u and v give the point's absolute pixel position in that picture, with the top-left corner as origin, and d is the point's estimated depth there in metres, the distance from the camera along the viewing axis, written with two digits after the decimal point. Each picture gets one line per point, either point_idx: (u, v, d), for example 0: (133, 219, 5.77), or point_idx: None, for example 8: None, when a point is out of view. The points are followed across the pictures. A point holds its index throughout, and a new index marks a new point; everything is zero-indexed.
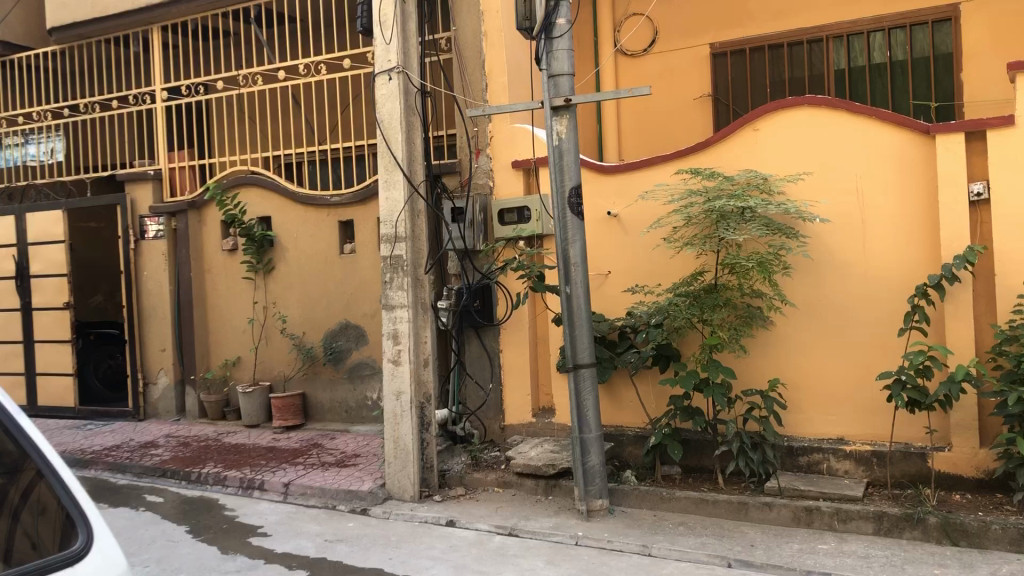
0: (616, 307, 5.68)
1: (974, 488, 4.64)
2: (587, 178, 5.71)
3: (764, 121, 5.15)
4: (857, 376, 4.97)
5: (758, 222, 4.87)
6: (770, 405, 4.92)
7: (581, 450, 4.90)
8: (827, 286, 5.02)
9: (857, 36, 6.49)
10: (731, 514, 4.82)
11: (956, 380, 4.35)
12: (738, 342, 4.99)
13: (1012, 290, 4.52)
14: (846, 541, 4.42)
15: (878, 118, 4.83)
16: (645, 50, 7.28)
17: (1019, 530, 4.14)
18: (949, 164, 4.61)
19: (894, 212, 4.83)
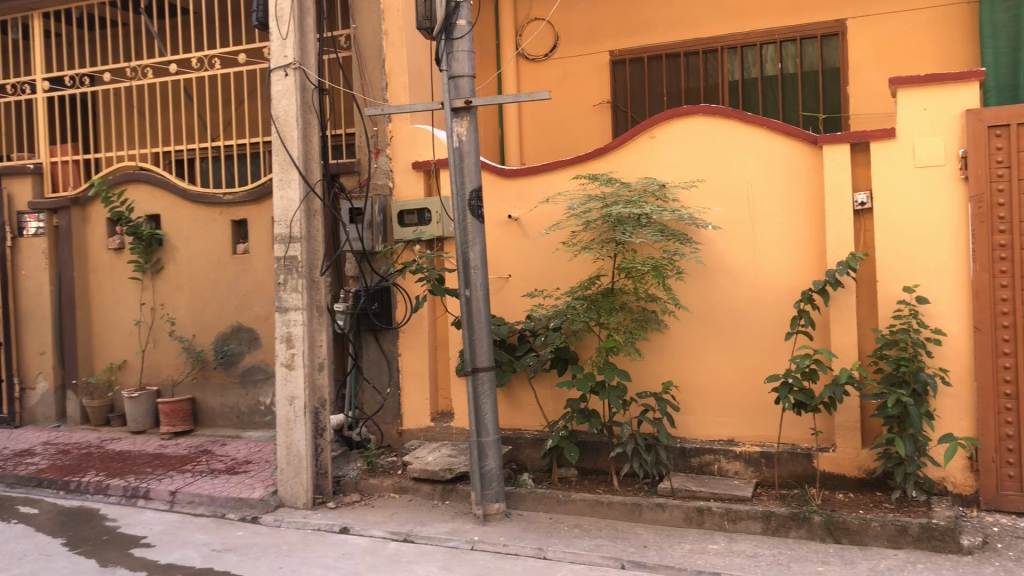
0: (515, 311, 5.66)
1: (855, 487, 4.81)
2: (487, 181, 5.69)
3: (660, 129, 5.23)
4: (747, 379, 5.10)
5: (653, 228, 4.94)
6: (664, 407, 4.98)
7: (478, 454, 4.86)
8: (719, 291, 5.13)
9: (750, 48, 6.67)
10: (626, 515, 4.87)
11: (840, 383, 4.49)
12: (633, 345, 5.04)
13: (891, 296, 4.70)
14: (735, 541, 4.51)
15: (768, 128, 4.97)
16: (547, 55, 7.32)
17: (897, 527, 4.30)
18: (835, 174, 4.77)
19: (783, 220, 4.97)
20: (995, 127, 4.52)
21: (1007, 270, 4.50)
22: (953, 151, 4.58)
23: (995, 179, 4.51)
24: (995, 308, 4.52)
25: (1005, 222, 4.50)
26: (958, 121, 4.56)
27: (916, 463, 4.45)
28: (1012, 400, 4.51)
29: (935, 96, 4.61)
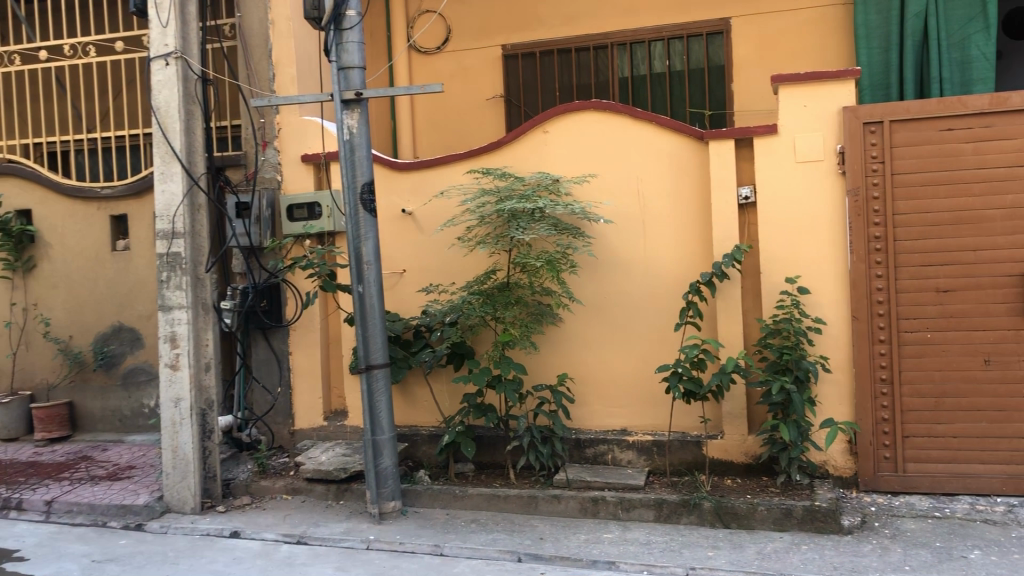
0: (410, 307, 5.60)
1: (743, 472, 4.95)
2: (379, 174, 5.61)
3: (553, 125, 5.26)
4: (639, 370, 5.19)
5: (547, 222, 4.95)
6: (559, 399, 5.01)
7: (373, 453, 4.78)
8: (612, 284, 5.20)
9: (639, 44, 6.78)
10: (521, 508, 4.88)
11: (727, 371, 4.61)
12: (529, 338, 5.04)
13: (775, 287, 4.86)
14: (629, 529, 4.58)
15: (657, 123, 5.06)
16: (439, 48, 7.26)
17: (782, 510, 4.45)
18: (721, 168, 4.89)
19: (673, 214, 5.08)
20: (870, 124, 4.72)
21: (881, 261, 4.72)
22: (832, 147, 4.76)
23: (870, 174, 4.72)
24: (871, 297, 4.73)
25: (880, 215, 4.71)
26: (835, 117, 4.75)
27: (800, 448, 4.62)
28: (887, 384, 4.74)
29: (813, 94, 4.79)
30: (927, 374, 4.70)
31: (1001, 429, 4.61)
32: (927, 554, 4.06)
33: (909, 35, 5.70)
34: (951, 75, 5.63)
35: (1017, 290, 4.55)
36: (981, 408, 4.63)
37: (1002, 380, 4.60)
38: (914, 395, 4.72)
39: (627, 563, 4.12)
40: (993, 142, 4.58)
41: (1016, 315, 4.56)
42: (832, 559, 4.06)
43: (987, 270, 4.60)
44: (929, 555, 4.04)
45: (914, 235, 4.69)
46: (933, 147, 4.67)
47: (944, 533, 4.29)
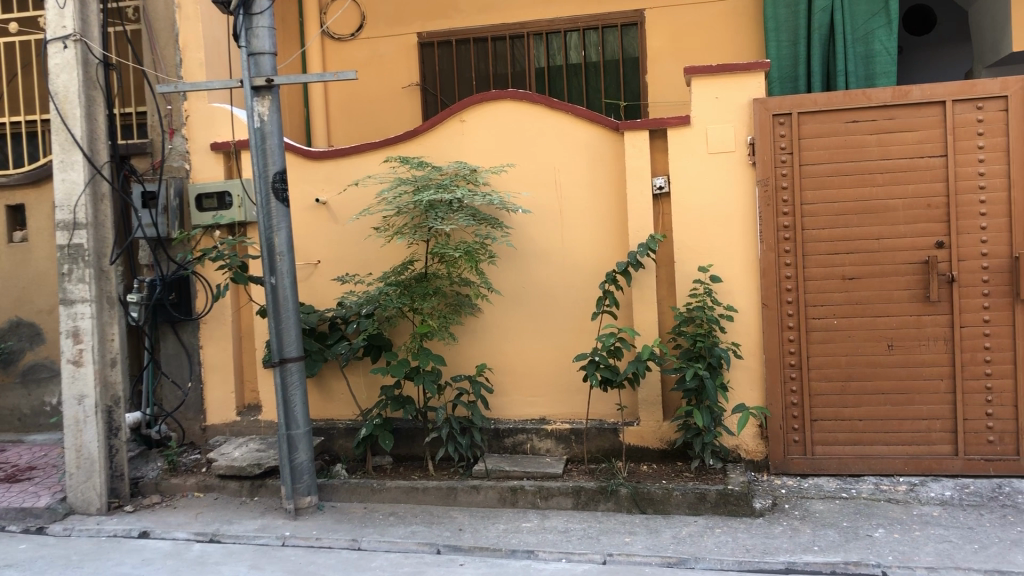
0: (325, 298, 5.51)
1: (658, 458, 5.03)
2: (292, 163, 5.48)
3: (470, 113, 5.22)
4: (557, 359, 5.22)
5: (465, 212, 4.91)
6: (478, 390, 4.99)
7: (288, 447, 4.68)
8: (530, 274, 5.21)
9: (555, 34, 6.80)
10: (440, 500, 4.85)
11: (643, 359, 4.66)
12: (447, 329, 4.98)
13: (689, 276, 4.94)
14: (547, 518, 4.60)
15: (573, 113, 5.08)
16: (352, 35, 7.14)
17: (696, 495, 4.54)
18: (636, 159, 4.93)
19: (590, 204, 5.11)
20: (779, 116, 4.83)
21: (790, 250, 4.84)
22: (742, 138, 4.85)
23: (779, 165, 4.83)
24: (780, 285, 4.86)
25: (788, 205, 4.83)
26: (746, 109, 4.84)
27: (713, 433, 4.71)
28: (796, 369, 4.87)
29: (724, 85, 4.87)
30: (835, 359, 4.84)
31: (903, 411, 4.79)
32: (835, 534, 4.18)
33: (815, 28, 5.84)
34: (855, 68, 5.78)
35: (918, 277, 4.72)
36: (884, 392, 4.80)
37: (904, 363, 4.77)
38: (822, 379, 4.86)
39: (546, 552, 4.13)
40: (895, 133, 4.72)
41: (917, 301, 4.73)
42: (744, 541, 4.15)
43: (890, 258, 4.75)
44: (836, 535, 4.17)
45: (821, 225, 4.81)
46: (840, 139, 4.78)
47: (851, 513, 4.43)
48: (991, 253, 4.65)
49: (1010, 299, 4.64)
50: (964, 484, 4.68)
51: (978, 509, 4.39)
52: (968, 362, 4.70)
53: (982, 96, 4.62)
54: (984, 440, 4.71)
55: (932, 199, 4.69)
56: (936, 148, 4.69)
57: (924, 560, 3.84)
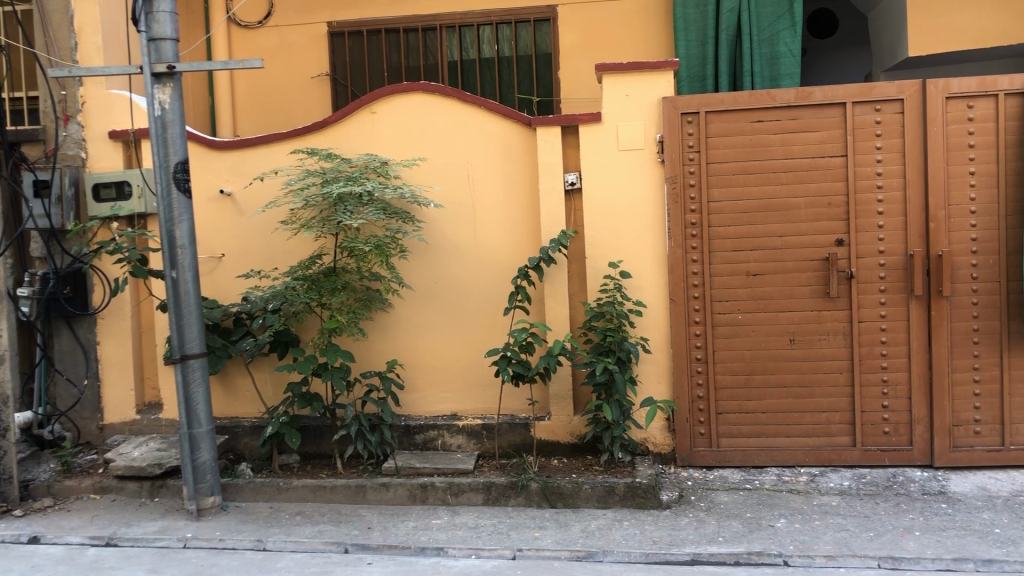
0: (230, 292, 5.36)
1: (568, 452, 5.06)
2: (196, 152, 5.30)
3: (381, 105, 5.14)
4: (468, 355, 5.19)
5: (375, 206, 4.81)
6: (388, 386, 4.92)
7: (190, 447, 4.53)
8: (441, 269, 5.17)
9: (467, 28, 6.76)
10: (349, 498, 4.77)
11: (554, 354, 4.66)
12: (356, 325, 4.89)
13: (599, 271, 4.97)
14: (457, 514, 4.57)
15: (486, 107, 5.04)
16: (260, 22, 6.95)
17: (605, 488, 4.57)
18: (548, 154, 4.94)
19: (502, 199, 5.09)
20: (687, 114, 4.90)
21: (697, 247, 4.93)
22: (652, 136, 4.91)
23: (687, 163, 4.91)
24: (688, 281, 4.94)
25: (696, 202, 4.91)
26: (655, 107, 4.90)
27: (622, 427, 4.76)
28: (702, 363, 4.96)
29: (634, 83, 4.91)
30: (739, 353, 4.94)
31: (804, 403, 4.92)
32: (738, 524, 4.27)
33: (723, 29, 5.95)
34: (760, 69, 5.91)
35: (818, 274, 4.85)
36: (786, 385, 4.93)
37: (805, 357, 4.90)
38: (728, 373, 4.95)
39: (455, 548, 4.11)
40: (798, 134, 4.84)
41: (818, 297, 4.87)
42: (651, 534, 4.20)
43: (792, 255, 4.87)
44: (740, 526, 4.25)
45: (727, 222, 4.91)
46: (746, 138, 4.88)
47: (755, 504, 4.53)
48: (888, 251, 4.80)
49: (905, 295, 4.80)
50: (860, 474, 4.84)
51: (874, 498, 4.54)
52: (866, 356, 4.86)
53: (880, 98, 4.76)
54: (880, 431, 4.87)
55: (832, 198, 4.83)
56: (837, 148, 4.82)
57: (823, 548, 3.95)
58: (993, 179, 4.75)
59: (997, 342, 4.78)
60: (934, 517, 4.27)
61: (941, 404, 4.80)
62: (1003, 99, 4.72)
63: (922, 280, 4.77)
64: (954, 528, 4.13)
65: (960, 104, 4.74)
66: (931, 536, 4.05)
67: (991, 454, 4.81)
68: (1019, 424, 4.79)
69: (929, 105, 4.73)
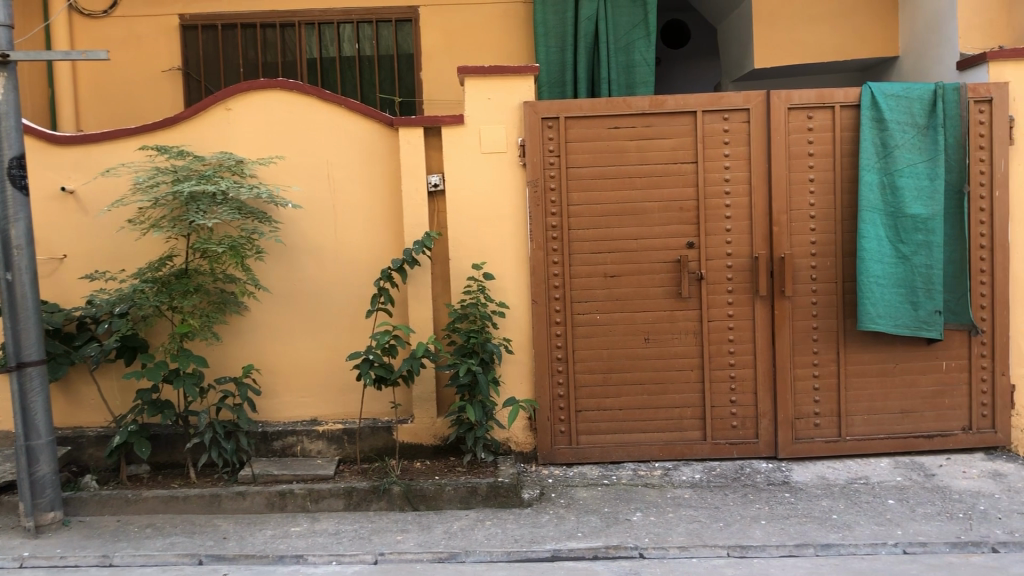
0: (73, 295, 5.07)
1: (431, 455, 5.05)
2: (33, 147, 4.98)
3: (237, 101, 4.98)
4: (328, 358, 5.10)
5: (230, 206, 4.66)
6: (244, 392, 4.76)
7: (27, 460, 4.25)
8: (300, 270, 5.06)
9: (327, 26, 6.65)
10: (203, 508, 4.60)
11: (417, 356, 4.63)
12: (210, 329, 4.73)
13: (462, 273, 4.99)
14: (317, 521, 4.49)
15: (346, 106, 4.97)
16: (105, 12, 6.61)
17: (468, 489, 4.59)
18: (410, 156, 4.91)
19: (362, 199, 5.04)
20: (547, 119, 4.98)
21: (558, 249, 5.01)
22: (513, 140, 4.97)
23: (547, 167, 4.99)
24: (549, 282, 5.02)
25: (556, 205, 5.00)
26: (517, 111, 4.96)
27: (484, 427, 4.78)
28: (562, 363, 5.06)
29: (496, 87, 4.96)
30: (598, 352, 5.07)
31: (659, 400, 5.09)
32: (597, 519, 4.37)
33: (582, 36, 6.08)
34: (617, 77, 6.08)
35: (672, 276, 5.04)
36: (642, 382, 5.09)
37: (659, 355, 5.08)
38: (587, 372, 5.07)
39: (315, 555, 4.03)
40: (653, 140, 5.00)
41: (671, 297, 5.05)
42: (513, 532, 4.25)
43: (647, 257, 5.04)
44: (598, 521, 4.35)
45: (586, 225, 5.02)
46: (603, 144, 5.00)
47: (611, 499, 4.65)
48: (735, 254, 5.03)
49: (751, 296, 5.05)
50: (710, 466, 5.05)
51: (723, 490, 4.75)
52: (715, 354, 5.07)
53: (728, 107, 4.99)
54: (728, 425, 5.11)
55: (684, 203, 5.02)
56: (688, 154, 5.01)
57: (676, 540, 4.09)
58: (831, 186, 5.03)
59: (835, 340, 5.07)
60: (778, 506, 4.50)
61: (784, 399, 5.07)
62: (839, 111, 5.00)
63: (767, 281, 5.02)
64: (796, 516, 4.36)
65: (801, 115, 5.01)
66: (776, 524, 4.27)
67: (829, 444, 5.11)
68: (854, 416, 5.11)
69: (772, 116, 4.98)
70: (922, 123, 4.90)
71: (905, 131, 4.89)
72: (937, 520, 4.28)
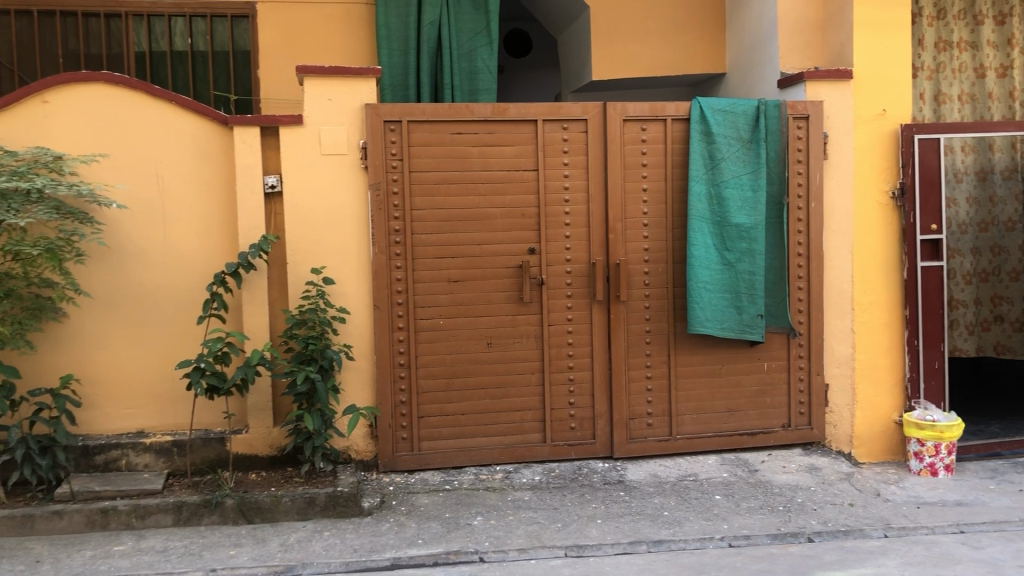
0: None
1: (267, 465, 4.90)
2: None
3: (55, 93, 4.66)
4: (156, 367, 4.85)
5: (46, 205, 4.35)
6: (63, 404, 4.46)
7: None
8: (126, 275, 4.79)
9: (157, 18, 6.37)
10: (13, 530, 4.26)
11: (252, 364, 4.47)
12: (22, 337, 4.41)
13: (301, 278, 4.87)
14: (143, 538, 4.25)
15: (177, 103, 4.75)
16: None
17: (305, 499, 4.47)
18: (246, 156, 4.76)
19: (194, 201, 4.83)
20: (389, 122, 4.93)
21: (400, 253, 4.97)
22: (354, 142, 4.90)
23: (390, 170, 4.93)
24: (391, 287, 4.97)
25: (399, 209, 4.95)
26: (359, 113, 4.89)
27: (323, 436, 4.67)
28: (405, 368, 5.01)
29: (337, 89, 4.87)
30: (440, 358, 5.05)
31: (500, 404, 5.13)
32: (437, 525, 4.36)
33: (425, 41, 6.06)
34: (460, 82, 6.11)
35: (513, 281, 5.10)
36: (484, 387, 5.11)
37: (501, 360, 5.12)
38: (429, 377, 5.05)
39: None
40: (495, 147, 5.05)
41: (512, 302, 5.11)
42: (351, 542, 4.17)
43: (489, 262, 5.07)
44: (439, 526, 4.34)
45: (429, 230, 5.00)
46: (446, 149, 5.00)
47: (452, 504, 4.65)
48: (574, 259, 5.15)
49: (589, 301, 5.18)
50: (550, 468, 5.14)
51: (562, 490, 4.84)
52: (555, 357, 5.17)
53: (567, 117, 5.10)
54: (567, 427, 5.21)
55: (525, 209, 5.09)
56: (529, 162, 5.09)
57: (515, 542, 4.14)
58: (663, 196, 5.24)
59: (667, 343, 5.28)
60: (613, 505, 4.63)
61: (620, 400, 5.23)
62: (670, 124, 5.21)
63: (604, 286, 5.17)
64: (631, 514, 4.50)
65: (635, 126, 5.18)
66: (611, 522, 4.39)
67: (661, 443, 5.31)
68: (683, 416, 5.33)
69: (608, 127, 5.13)
70: (746, 137, 5.18)
71: (731, 144, 5.15)
72: (760, 514, 4.53)
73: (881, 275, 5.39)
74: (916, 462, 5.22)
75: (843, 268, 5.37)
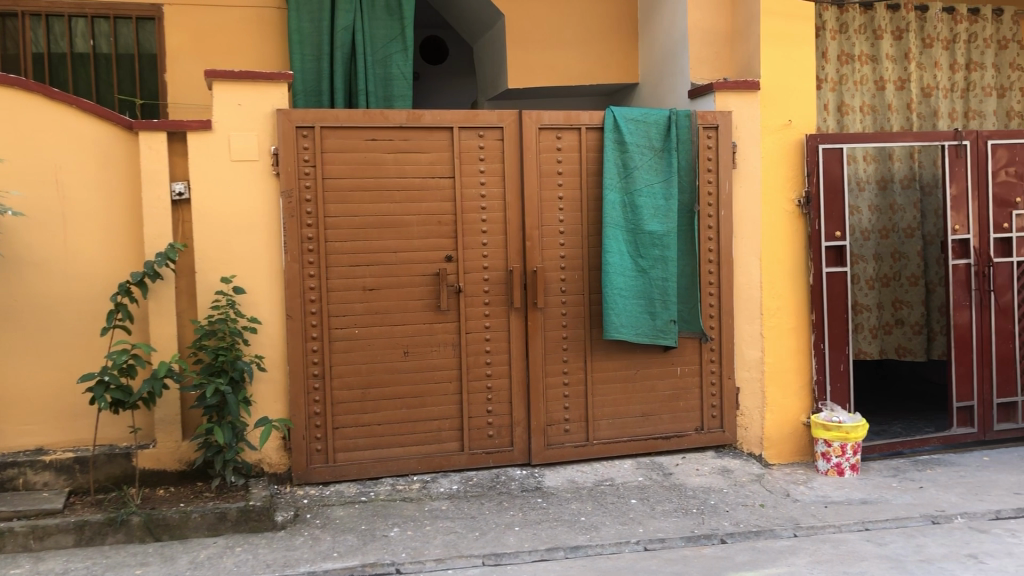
0: None
1: (176, 480, 4.75)
2: None
3: None
4: (56, 381, 4.66)
5: None
6: None
7: None
8: (23, 285, 4.58)
9: (56, 18, 6.13)
10: None
11: (159, 377, 4.33)
12: None
13: (210, 288, 4.74)
14: (42, 560, 4.07)
15: (78, 107, 4.58)
16: None
17: (216, 515, 4.35)
18: (152, 162, 4.63)
19: (97, 208, 4.65)
20: (302, 127, 4.84)
21: (313, 262, 4.88)
22: (266, 148, 4.80)
23: (303, 177, 4.84)
24: (304, 296, 4.88)
25: (312, 217, 4.86)
26: (270, 119, 4.79)
27: (235, 449, 4.55)
28: (319, 379, 4.92)
29: (247, 94, 4.77)
30: (355, 368, 4.98)
31: (416, 413, 5.09)
32: (353, 538, 4.29)
33: (338, 46, 5.98)
34: (374, 88, 6.05)
35: (430, 288, 5.06)
36: (401, 396, 5.06)
37: (417, 368, 5.08)
38: (344, 388, 4.97)
39: None
40: (410, 153, 5.01)
41: (429, 310, 5.07)
42: (264, 557, 4.07)
43: (405, 270, 5.03)
44: (354, 539, 4.27)
45: (344, 237, 4.92)
46: (361, 156, 4.93)
47: (368, 515, 4.59)
48: (491, 267, 5.15)
49: (506, 308, 5.18)
50: (467, 476, 5.12)
51: (480, 499, 4.83)
52: (472, 364, 5.15)
53: (482, 125, 5.10)
54: (484, 435, 5.20)
55: (442, 217, 5.07)
56: (445, 169, 5.07)
57: (433, 552, 4.10)
58: (578, 204, 5.28)
59: (583, 349, 5.32)
60: (531, 512, 4.64)
61: (537, 407, 5.25)
62: (585, 132, 5.25)
63: (520, 293, 5.18)
64: (548, 520, 4.51)
65: (550, 135, 5.22)
66: (528, 529, 4.39)
67: (578, 449, 5.35)
68: (599, 421, 5.38)
69: (524, 135, 5.15)
70: (658, 146, 5.27)
71: (643, 153, 5.23)
72: (674, 516, 4.60)
73: (789, 281, 5.54)
74: (824, 463, 5.37)
75: (753, 274, 5.50)
